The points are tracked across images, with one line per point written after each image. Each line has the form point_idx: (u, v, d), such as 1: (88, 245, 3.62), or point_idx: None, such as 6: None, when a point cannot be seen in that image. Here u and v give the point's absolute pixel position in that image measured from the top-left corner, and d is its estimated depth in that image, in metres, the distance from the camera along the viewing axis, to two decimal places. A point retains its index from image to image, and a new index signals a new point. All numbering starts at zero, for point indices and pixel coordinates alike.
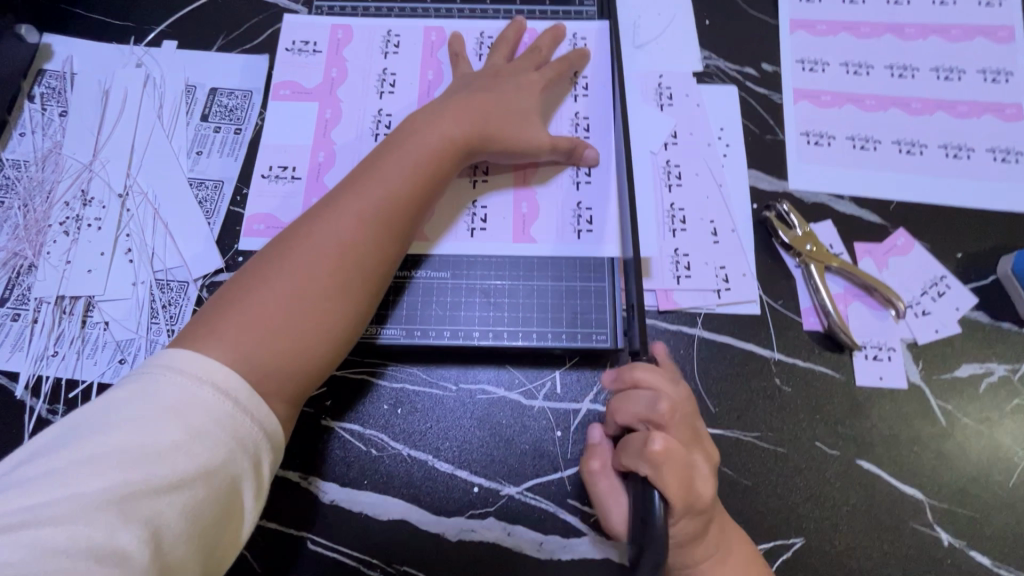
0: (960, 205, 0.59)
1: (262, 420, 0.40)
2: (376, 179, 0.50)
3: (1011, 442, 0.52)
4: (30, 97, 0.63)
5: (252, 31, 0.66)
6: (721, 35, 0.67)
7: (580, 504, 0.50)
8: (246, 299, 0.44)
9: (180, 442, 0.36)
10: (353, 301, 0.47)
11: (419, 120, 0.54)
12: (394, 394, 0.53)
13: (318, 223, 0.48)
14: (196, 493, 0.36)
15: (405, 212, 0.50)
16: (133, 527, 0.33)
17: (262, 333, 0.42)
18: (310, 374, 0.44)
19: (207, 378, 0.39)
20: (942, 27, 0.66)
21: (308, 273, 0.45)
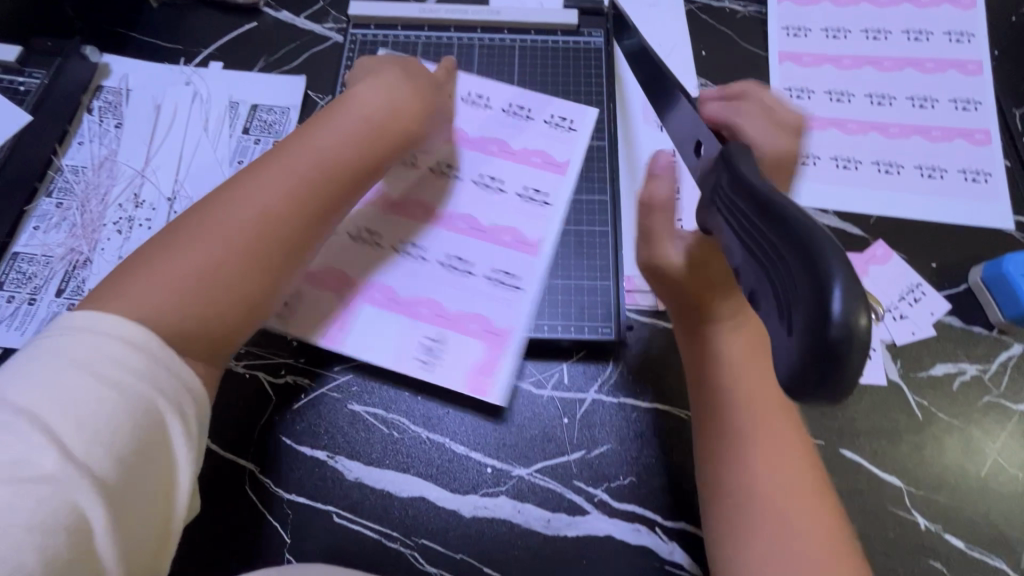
0: (934, 220, 0.65)
1: (177, 371, 0.40)
2: (302, 150, 0.49)
3: (983, 436, 0.56)
4: (89, 111, 0.69)
5: (290, 55, 0.73)
6: (715, 65, 0.74)
7: (585, 485, 0.54)
8: (161, 259, 0.43)
9: (91, 393, 0.37)
10: (274, 266, 0.46)
11: (360, 96, 0.54)
12: (430, 377, 0.56)
13: (243, 188, 0.47)
14: (126, 444, 0.37)
15: (329, 184, 0.49)
16: (80, 483, 0.35)
17: (170, 295, 0.42)
18: (214, 341, 0.44)
19: (113, 332, 0.38)
20: (917, 61, 0.72)
21: (228, 237, 0.44)
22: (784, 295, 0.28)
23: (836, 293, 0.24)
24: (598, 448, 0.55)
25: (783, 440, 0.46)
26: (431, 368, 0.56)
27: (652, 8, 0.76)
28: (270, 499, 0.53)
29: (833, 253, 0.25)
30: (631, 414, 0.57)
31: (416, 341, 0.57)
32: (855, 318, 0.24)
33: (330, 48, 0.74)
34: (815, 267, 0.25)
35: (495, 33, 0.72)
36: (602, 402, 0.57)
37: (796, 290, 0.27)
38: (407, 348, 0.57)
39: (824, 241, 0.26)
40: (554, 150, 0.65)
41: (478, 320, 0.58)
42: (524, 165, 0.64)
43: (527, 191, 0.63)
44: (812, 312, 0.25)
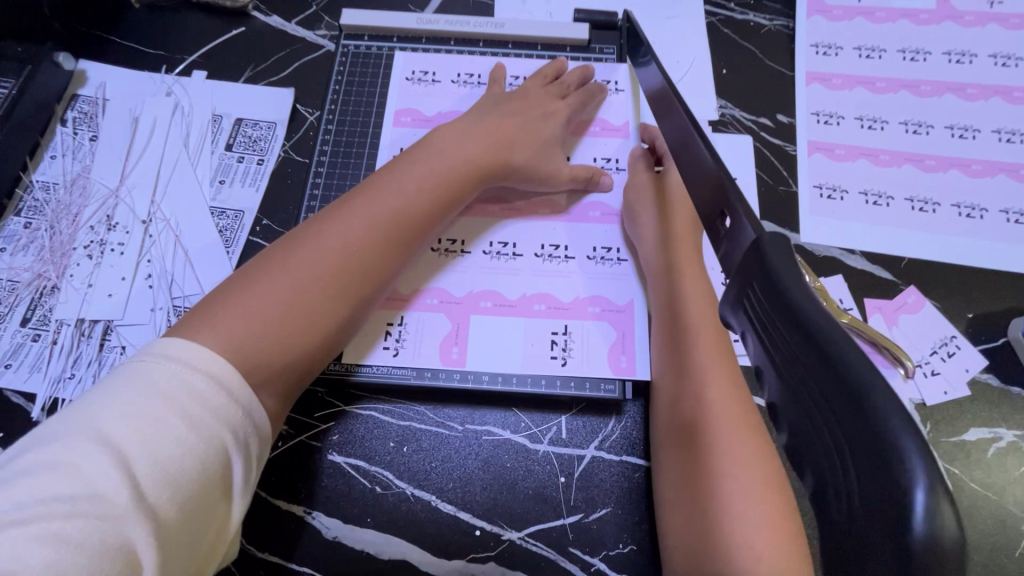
0: (971, 265, 0.60)
1: (252, 413, 0.41)
2: (383, 192, 0.52)
3: (1019, 511, 0.51)
4: (63, 122, 0.65)
5: (279, 63, 0.68)
6: (737, 85, 0.68)
7: (581, 553, 0.50)
8: (250, 289, 0.45)
9: (174, 432, 0.37)
10: (351, 303, 0.49)
11: (440, 137, 0.56)
12: (566, 370, 0.55)
13: (328, 225, 0.49)
14: (191, 482, 0.37)
15: (409, 227, 0.52)
16: (138, 520, 0.35)
17: (257, 328, 0.44)
18: (293, 370, 0.46)
19: (203, 369, 0.40)
20: (958, 86, 0.66)
21: (313, 272, 0.47)
22: (824, 473, 0.21)
23: (919, 504, 0.18)
24: (597, 512, 0.51)
25: (767, 497, 0.42)
26: (564, 361, 0.55)
27: (670, 21, 0.70)
28: (238, 558, 0.49)
29: (908, 441, 0.19)
30: (634, 475, 0.52)
31: (537, 336, 0.56)
32: (939, 536, 0.18)
33: (321, 57, 0.69)
34: (884, 458, 0.19)
35: (500, 47, 0.68)
36: (602, 461, 0.52)
37: (849, 479, 0.20)
38: (475, 342, 0.56)
39: (899, 426, 0.19)
40: (610, 115, 0.65)
41: (596, 303, 0.57)
42: (585, 135, 0.64)
43: (599, 161, 0.63)
44: (876, 520, 0.19)
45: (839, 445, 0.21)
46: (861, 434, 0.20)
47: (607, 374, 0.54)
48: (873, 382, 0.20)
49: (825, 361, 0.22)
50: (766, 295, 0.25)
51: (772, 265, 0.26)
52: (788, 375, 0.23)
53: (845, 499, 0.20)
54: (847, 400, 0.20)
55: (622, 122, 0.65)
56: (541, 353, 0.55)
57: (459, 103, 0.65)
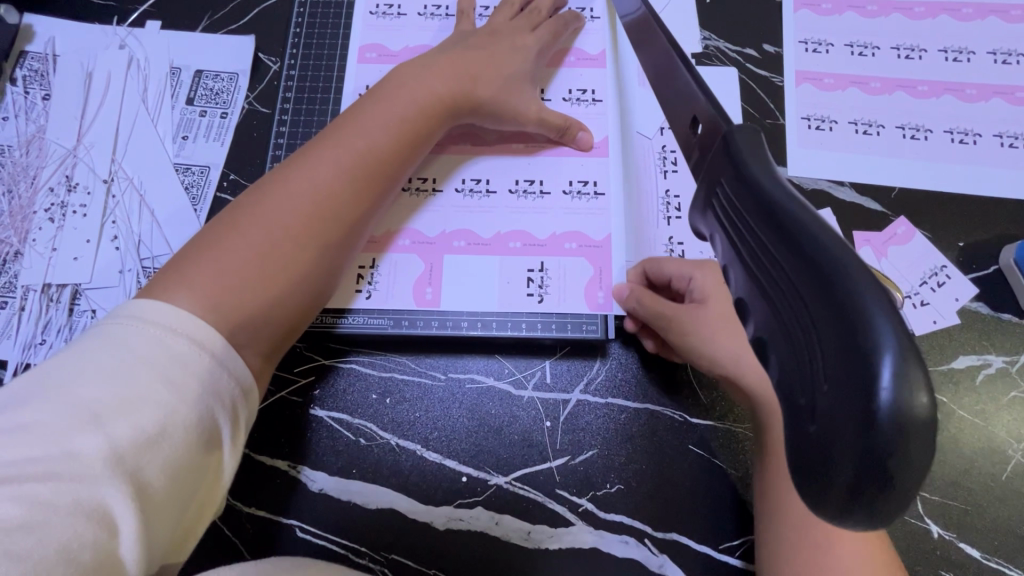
0: (963, 193, 0.58)
1: (236, 372, 0.39)
2: (351, 135, 0.49)
3: (1006, 435, 0.51)
4: (12, 81, 0.61)
5: (237, 9, 0.65)
6: (721, 14, 0.64)
7: (568, 494, 0.50)
8: (223, 243, 0.43)
9: (155, 395, 0.35)
10: (330, 249, 0.47)
11: (402, 74, 0.53)
12: (543, 307, 0.53)
13: (296, 171, 0.47)
14: (174, 446, 0.35)
15: (381, 168, 0.50)
16: (116, 483, 0.33)
17: (235, 282, 0.42)
18: (278, 323, 0.45)
19: (184, 331, 0.38)
20: (952, 6, 0.63)
21: (287, 220, 0.45)
22: (793, 362, 0.20)
23: (884, 373, 0.17)
24: (583, 455, 0.51)
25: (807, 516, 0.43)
26: (541, 298, 0.54)
27: None
28: (224, 513, 0.49)
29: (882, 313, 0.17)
30: (620, 417, 0.51)
31: (514, 275, 0.54)
32: (911, 404, 0.17)
33: (282, 1, 0.65)
34: (844, 322, 0.18)
35: None
36: (588, 404, 0.52)
37: (819, 361, 0.19)
38: (453, 283, 0.54)
39: (866, 295, 0.18)
40: (586, 44, 0.62)
41: (573, 239, 0.55)
42: (561, 67, 0.61)
43: (574, 93, 0.60)
44: (833, 398, 0.18)
45: (809, 331, 0.19)
46: (824, 305, 0.18)
47: (585, 310, 0.53)
48: (849, 258, 0.19)
49: (787, 235, 0.20)
50: (736, 184, 0.24)
51: (741, 155, 0.24)
52: (750, 260, 0.22)
53: (812, 390, 0.19)
54: (809, 273, 0.19)
55: (598, 51, 0.62)
56: (520, 292, 0.54)
57: (427, 41, 0.62)
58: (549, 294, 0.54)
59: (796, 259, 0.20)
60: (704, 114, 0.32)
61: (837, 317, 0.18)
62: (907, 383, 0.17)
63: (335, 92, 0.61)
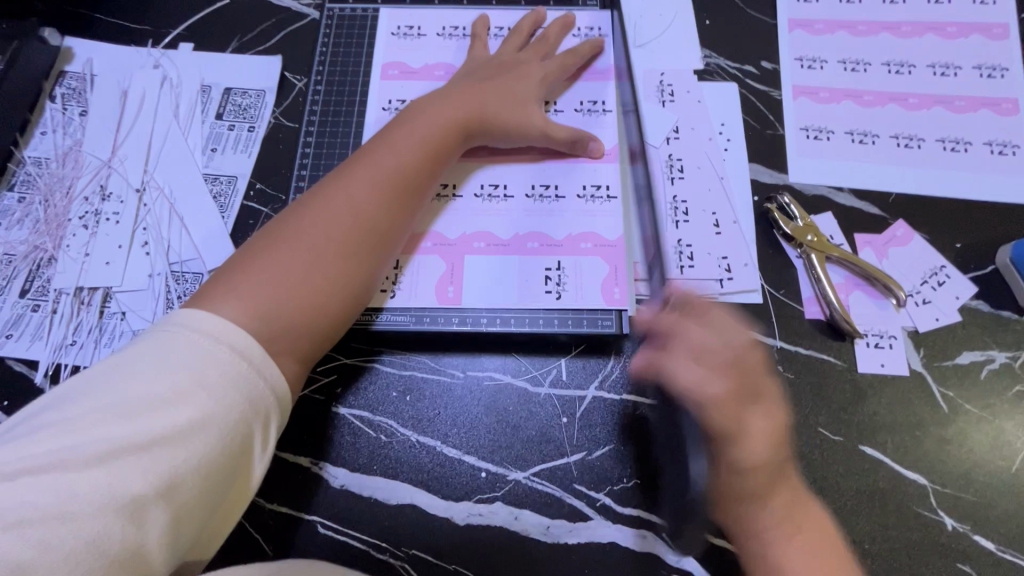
0: (958, 197, 0.60)
1: (272, 382, 0.40)
2: (384, 154, 0.52)
3: (1013, 428, 0.52)
4: (52, 98, 0.65)
5: (264, 32, 0.69)
6: (721, 35, 0.68)
7: (586, 489, 0.51)
8: (266, 252, 0.46)
9: (193, 400, 0.36)
10: (367, 262, 0.49)
11: (425, 102, 0.57)
12: (561, 303, 0.55)
13: (332, 189, 0.50)
14: (206, 450, 0.36)
15: (409, 186, 0.52)
16: (148, 481, 0.34)
17: (279, 294, 0.44)
18: (318, 332, 0.46)
19: (226, 339, 0.39)
20: (938, 25, 0.67)
21: (326, 232, 0.47)
22: None
23: None
24: (599, 450, 0.52)
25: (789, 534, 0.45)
26: (558, 295, 0.55)
27: None
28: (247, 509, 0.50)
29: None
30: (634, 412, 0.53)
31: (531, 273, 0.56)
32: None
33: (306, 25, 0.69)
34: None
35: (484, 5, 0.68)
36: (603, 400, 0.53)
37: None
38: (472, 281, 0.56)
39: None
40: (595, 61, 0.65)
41: (588, 239, 0.57)
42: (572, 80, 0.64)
43: (584, 104, 0.63)
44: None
45: None
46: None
47: (602, 305, 0.55)
48: None
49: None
50: None
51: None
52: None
53: None
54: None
55: (606, 65, 0.65)
56: (538, 290, 0.56)
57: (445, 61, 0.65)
58: (566, 291, 0.56)
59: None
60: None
61: None
62: None
63: (357, 105, 0.64)
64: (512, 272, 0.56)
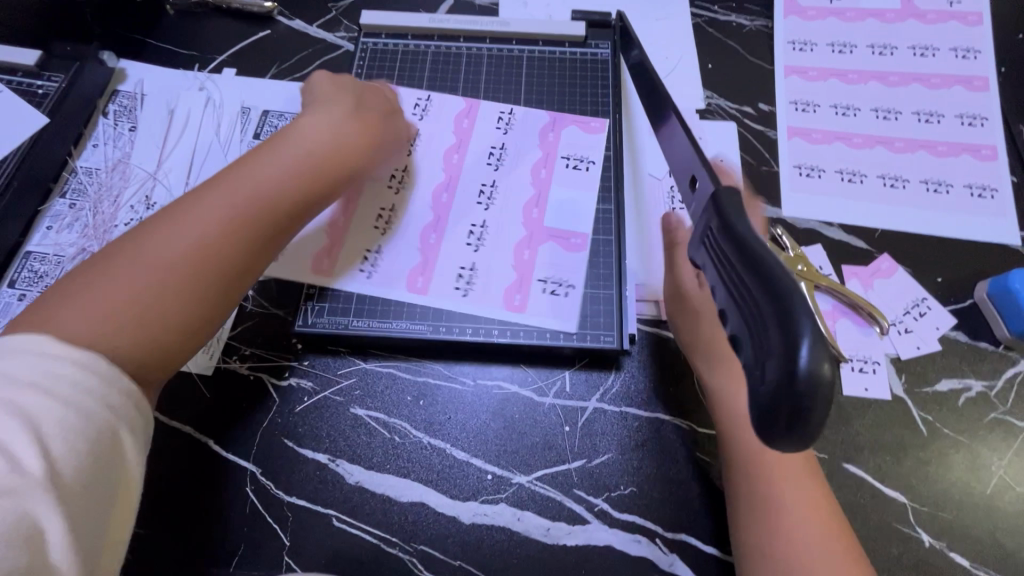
0: (940, 235, 0.65)
1: (124, 391, 0.39)
2: (233, 177, 0.49)
3: (988, 453, 0.56)
4: (105, 114, 0.70)
5: (302, 61, 0.75)
6: (722, 78, 0.74)
7: (585, 494, 0.54)
8: (92, 275, 0.43)
9: (43, 410, 0.36)
10: (221, 292, 0.46)
11: (309, 125, 0.55)
12: (568, 318, 0.59)
13: (189, 208, 0.46)
14: (76, 459, 0.36)
15: (275, 212, 0.49)
16: (37, 492, 0.34)
17: (104, 318, 0.41)
18: (161, 362, 0.43)
19: (67, 354, 0.38)
20: (923, 76, 0.72)
21: (142, 256, 0.44)
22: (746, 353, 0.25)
23: (802, 352, 0.22)
24: (599, 458, 0.55)
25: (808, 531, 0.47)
26: (566, 293, 0.60)
27: (659, 22, 0.77)
28: (268, 500, 0.53)
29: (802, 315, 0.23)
30: (632, 424, 0.56)
31: (538, 283, 0.60)
32: (819, 375, 0.22)
33: (341, 56, 0.75)
34: (785, 325, 0.23)
35: (504, 45, 0.72)
36: (604, 411, 0.57)
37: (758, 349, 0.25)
38: (486, 288, 0.60)
39: (802, 307, 0.23)
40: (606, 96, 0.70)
41: (576, 236, 0.62)
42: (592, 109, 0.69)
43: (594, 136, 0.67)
44: (779, 391, 0.23)
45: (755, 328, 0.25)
46: (774, 319, 0.24)
47: (605, 323, 0.59)
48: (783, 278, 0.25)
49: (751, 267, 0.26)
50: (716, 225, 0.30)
51: (724, 210, 0.30)
52: (728, 283, 0.28)
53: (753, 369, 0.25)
54: (765, 294, 0.25)
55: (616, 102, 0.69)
56: (547, 293, 0.60)
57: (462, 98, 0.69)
58: (569, 284, 0.60)
59: (758, 283, 0.25)
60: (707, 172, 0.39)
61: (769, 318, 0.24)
62: (817, 360, 0.22)
63: None
64: (524, 282, 0.60)
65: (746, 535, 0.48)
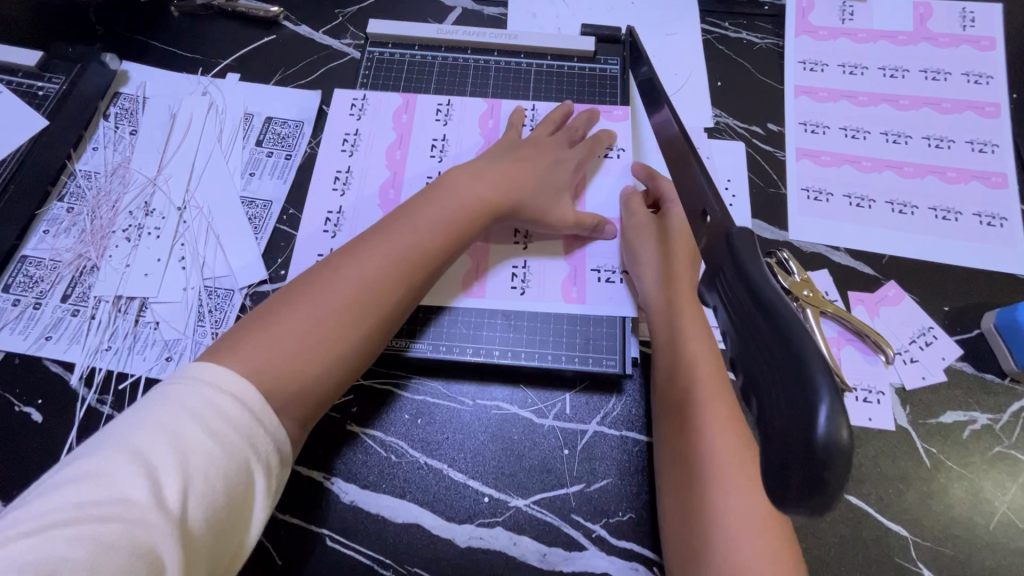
0: (947, 262, 0.64)
1: (273, 433, 0.43)
2: (398, 236, 0.54)
3: (992, 487, 0.55)
4: (106, 116, 0.70)
5: (307, 68, 0.74)
6: (731, 96, 0.73)
7: (583, 520, 0.53)
8: (276, 319, 0.49)
9: (199, 445, 0.40)
10: (365, 334, 0.51)
11: (456, 177, 0.58)
12: (572, 340, 0.58)
13: (346, 262, 0.52)
14: (217, 492, 0.40)
15: (423, 265, 0.54)
16: (167, 524, 0.37)
17: (276, 357, 0.47)
18: (314, 396, 0.48)
19: (228, 390, 0.43)
20: (934, 101, 0.72)
21: (322, 306, 0.50)
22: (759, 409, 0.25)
23: (820, 415, 0.22)
24: (598, 483, 0.54)
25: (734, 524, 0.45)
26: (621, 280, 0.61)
27: (669, 38, 0.76)
28: None
29: (821, 374, 0.22)
30: (632, 449, 0.55)
31: (591, 277, 0.61)
32: (838, 440, 0.21)
33: (346, 63, 0.74)
34: (802, 386, 0.23)
35: (512, 57, 0.71)
36: (604, 435, 0.56)
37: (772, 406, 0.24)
38: (542, 284, 0.61)
39: (814, 354, 0.23)
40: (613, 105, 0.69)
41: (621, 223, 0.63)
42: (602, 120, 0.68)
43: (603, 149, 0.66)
44: (791, 438, 0.22)
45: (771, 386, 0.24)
46: (788, 365, 0.24)
47: (607, 347, 0.58)
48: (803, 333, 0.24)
49: (764, 312, 0.26)
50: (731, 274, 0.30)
51: (741, 257, 0.30)
52: (741, 329, 0.27)
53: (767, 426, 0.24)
54: (779, 341, 0.25)
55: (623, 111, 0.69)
56: (604, 281, 0.61)
57: (483, 98, 0.69)
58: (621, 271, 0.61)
59: (772, 329, 0.25)
60: (713, 209, 0.39)
61: (786, 377, 0.23)
62: (834, 423, 0.22)
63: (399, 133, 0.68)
64: (578, 275, 0.61)
65: (673, 520, 0.48)
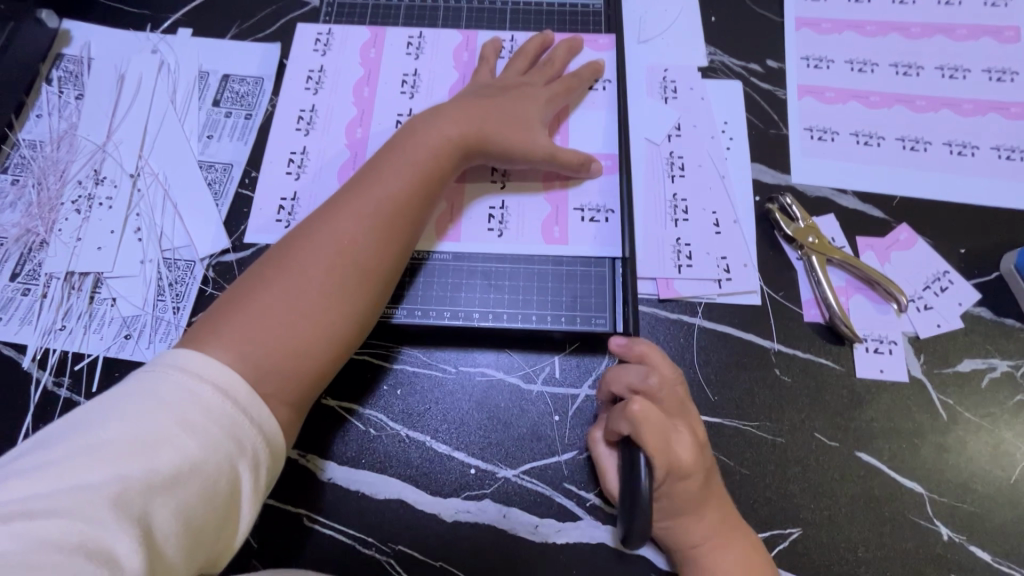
0: (963, 202, 0.59)
1: (261, 423, 0.39)
2: (372, 191, 0.49)
3: (1013, 438, 0.51)
4: (48, 80, 0.64)
5: (265, 19, 0.68)
6: (726, 32, 0.67)
7: (576, 489, 0.50)
8: (258, 296, 0.44)
9: (170, 437, 0.35)
10: (354, 298, 0.46)
11: (416, 123, 0.53)
12: (556, 299, 0.54)
13: (321, 226, 0.48)
14: (189, 490, 0.35)
15: (405, 219, 0.49)
16: (122, 525, 0.32)
17: (262, 336, 0.42)
18: (307, 375, 0.44)
19: (206, 377, 0.38)
20: (947, 27, 0.66)
21: (304, 276, 0.45)
22: None
23: None
24: None
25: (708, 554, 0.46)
26: (606, 219, 0.56)
27: None
28: None
29: None
30: None
31: (571, 217, 0.56)
32: None
33: (307, 13, 0.68)
34: None
35: None
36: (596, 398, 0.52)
37: None
38: (521, 223, 0.56)
39: None
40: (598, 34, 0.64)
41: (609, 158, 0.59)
42: (584, 51, 0.63)
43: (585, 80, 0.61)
44: None
45: None
46: None
47: (596, 305, 0.54)
48: None
49: None
50: None
51: None
52: None
53: None
54: None
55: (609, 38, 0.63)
56: (587, 222, 0.56)
57: (457, 30, 0.64)
58: (608, 209, 0.57)
59: None
60: None
61: None
62: None
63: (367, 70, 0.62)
64: (560, 214, 0.57)
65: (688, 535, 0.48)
